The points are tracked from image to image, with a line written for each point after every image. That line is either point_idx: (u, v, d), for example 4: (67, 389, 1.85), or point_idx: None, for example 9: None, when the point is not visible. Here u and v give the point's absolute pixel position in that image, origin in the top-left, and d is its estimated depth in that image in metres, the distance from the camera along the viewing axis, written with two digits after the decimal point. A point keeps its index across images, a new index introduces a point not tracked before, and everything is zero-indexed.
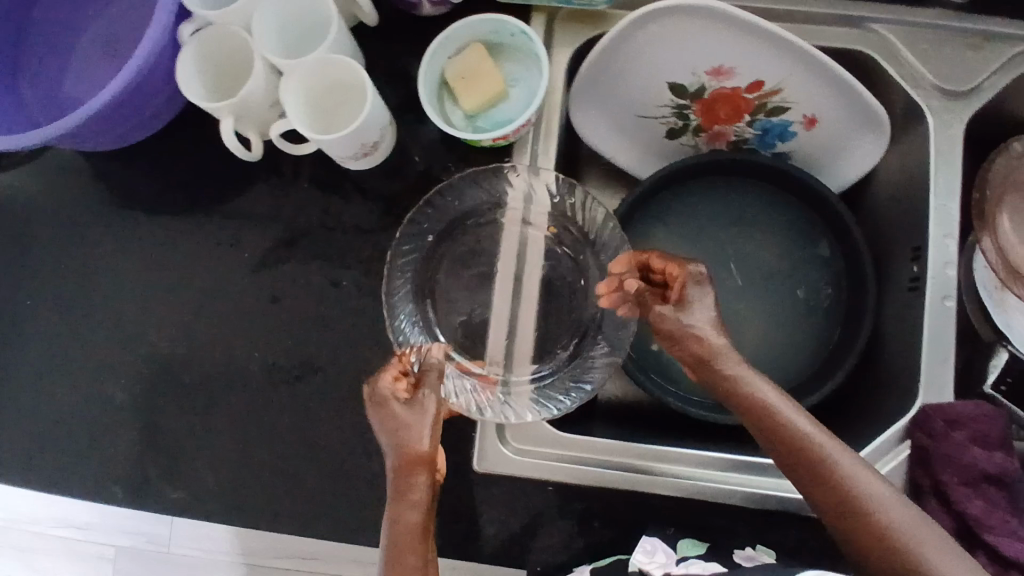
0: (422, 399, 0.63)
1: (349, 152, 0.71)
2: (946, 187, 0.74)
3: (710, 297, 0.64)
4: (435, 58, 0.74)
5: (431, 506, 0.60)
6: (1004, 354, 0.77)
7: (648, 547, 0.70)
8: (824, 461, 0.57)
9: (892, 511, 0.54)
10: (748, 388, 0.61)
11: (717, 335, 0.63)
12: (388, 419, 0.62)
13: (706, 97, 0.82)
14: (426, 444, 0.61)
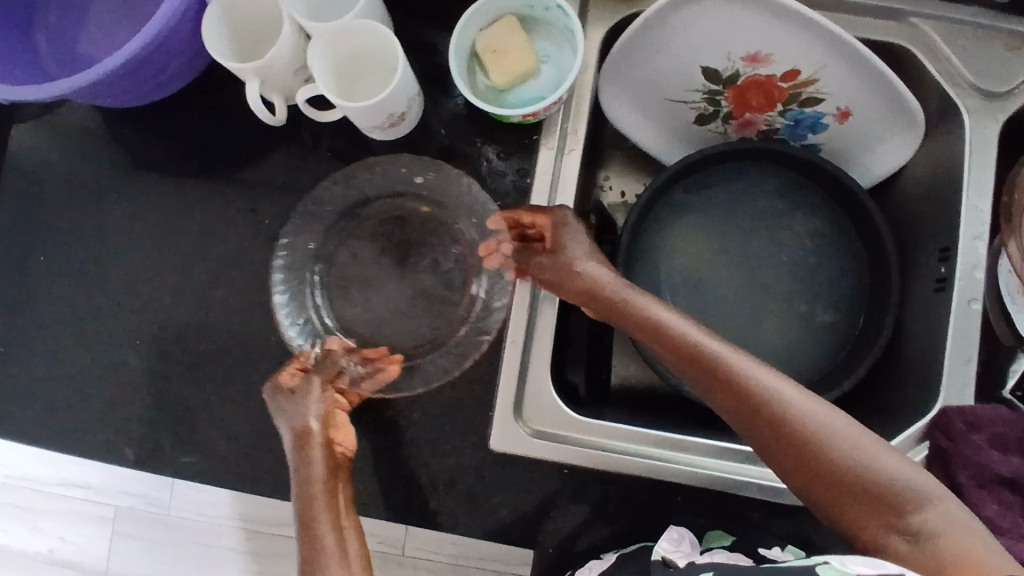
0: (305, 384, 0.69)
1: (376, 122, 0.70)
2: (979, 188, 0.73)
3: (581, 233, 0.71)
4: (467, 29, 0.72)
5: (332, 474, 0.64)
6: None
7: (675, 534, 0.70)
8: (711, 359, 0.62)
9: (780, 388, 0.60)
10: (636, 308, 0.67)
11: (594, 265, 0.69)
12: (284, 410, 0.67)
13: (739, 83, 0.81)
14: (316, 421, 0.66)
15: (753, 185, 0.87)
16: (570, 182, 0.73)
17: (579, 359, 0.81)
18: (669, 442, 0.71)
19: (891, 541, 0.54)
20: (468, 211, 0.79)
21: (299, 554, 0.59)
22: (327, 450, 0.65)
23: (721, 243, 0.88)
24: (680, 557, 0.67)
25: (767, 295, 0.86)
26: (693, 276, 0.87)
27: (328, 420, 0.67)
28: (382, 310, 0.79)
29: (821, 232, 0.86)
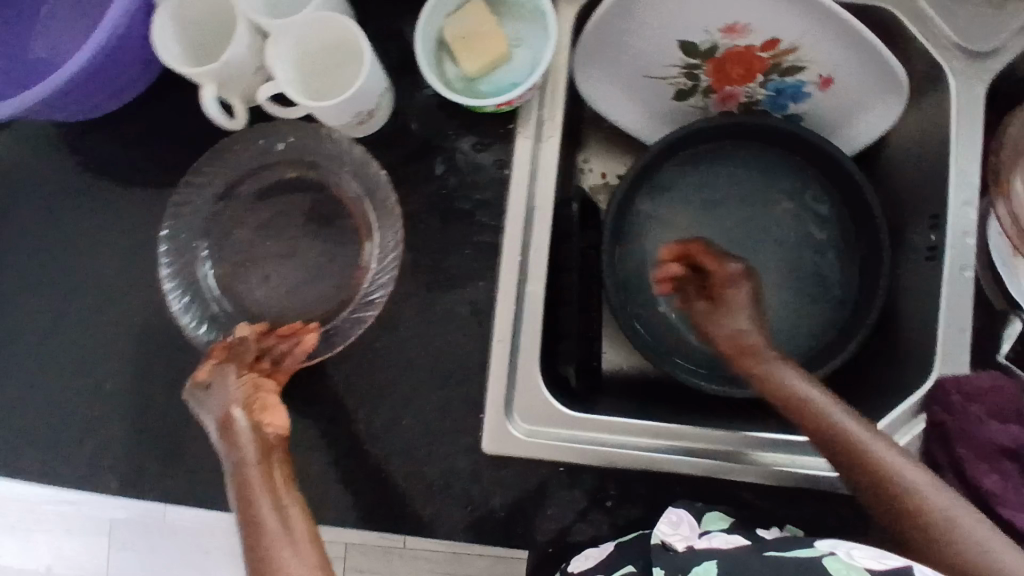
0: (223, 374, 0.62)
1: (343, 121, 0.66)
2: (966, 151, 0.71)
3: (744, 297, 0.69)
4: (433, 16, 0.68)
5: (264, 454, 0.57)
6: (1018, 323, 0.76)
7: (673, 518, 0.66)
8: (819, 416, 0.60)
9: (888, 455, 0.56)
10: (754, 365, 0.66)
11: (750, 327, 0.68)
12: (208, 404, 0.62)
13: (718, 56, 0.78)
14: (239, 404, 0.60)
15: (732, 163, 0.86)
16: (549, 172, 0.71)
17: (571, 353, 0.77)
18: (664, 431, 0.71)
19: None
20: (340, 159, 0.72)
21: (244, 545, 0.53)
22: (255, 432, 0.59)
23: (705, 223, 0.86)
24: (678, 541, 0.64)
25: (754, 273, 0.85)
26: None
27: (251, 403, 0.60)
28: (283, 286, 0.73)
29: (803, 207, 0.85)
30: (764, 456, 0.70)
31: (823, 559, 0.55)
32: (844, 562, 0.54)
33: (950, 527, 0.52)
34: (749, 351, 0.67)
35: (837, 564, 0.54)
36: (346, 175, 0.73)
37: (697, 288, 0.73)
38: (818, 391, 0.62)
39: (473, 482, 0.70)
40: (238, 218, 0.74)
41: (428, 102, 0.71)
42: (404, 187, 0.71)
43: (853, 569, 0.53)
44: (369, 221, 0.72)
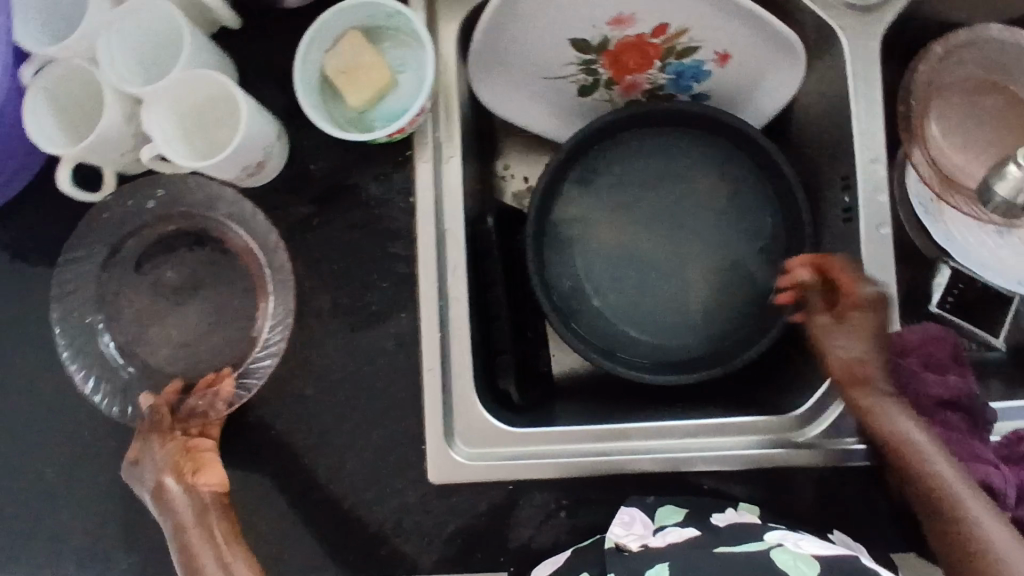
0: (148, 446, 0.65)
1: (231, 174, 0.64)
2: (868, 109, 0.70)
3: (879, 316, 0.67)
4: (309, 55, 0.66)
5: (199, 520, 0.63)
6: (947, 270, 0.79)
7: (625, 518, 0.66)
8: (920, 465, 0.64)
9: (990, 534, 0.60)
10: (866, 400, 0.66)
11: (875, 352, 0.66)
12: (139, 475, 0.65)
13: (611, 49, 0.78)
14: (169, 476, 0.64)
15: (653, 151, 0.84)
16: (454, 194, 0.70)
17: (509, 366, 0.76)
18: (609, 433, 0.71)
19: None
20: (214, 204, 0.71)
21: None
22: (189, 496, 0.64)
23: (634, 214, 0.84)
24: (633, 541, 0.64)
25: (689, 256, 0.82)
26: (614, 254, 0.83)
27: (182, 470, 0.64)
28: (184, 344, 0.71)
29: (729, 183, 0.83)
30: (709, 442, 0.71)
31: (771, 551, 0.61)
32: (791, 552, 0.60)
33: None
34: (860, 380, 0.66)
35: (784, 554, 0.60)
36: (226, 219, 0.71)
37: (821, 298, 0.69)
38: (925, 440, 0.64)
39: (424, 512, 0.69)
40: (133, 289, 0.72)
41: (320, 142, 0.69)
42: (309, 231, 0.70)
43: (800, 558, 0.60)
44: (256, 259, 0.71)
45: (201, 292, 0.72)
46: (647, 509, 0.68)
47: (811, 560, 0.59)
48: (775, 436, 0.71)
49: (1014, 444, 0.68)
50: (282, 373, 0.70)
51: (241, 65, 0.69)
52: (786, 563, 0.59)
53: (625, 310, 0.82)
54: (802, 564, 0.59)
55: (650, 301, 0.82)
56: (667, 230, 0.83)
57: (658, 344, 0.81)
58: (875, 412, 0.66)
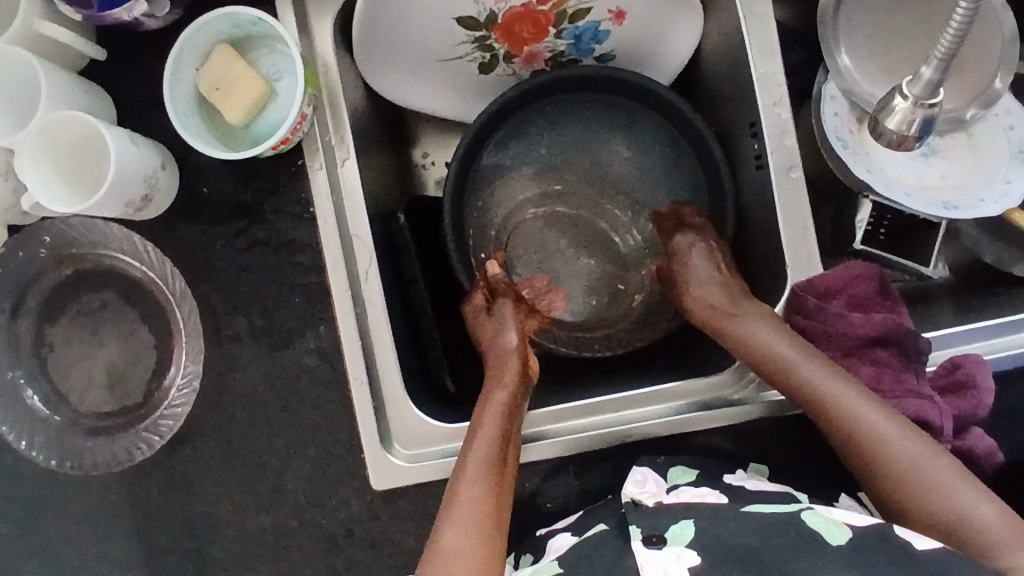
0: (503, 304, 0.73)
1: (115, 213, 0.63)
2: (764, 51, 0.69)
3: (705, 262, 0.74)
4: (180, 76, 0.64)
5: (519, 401, 0.66)
6: (867, 205, 0.77)
7: (637, 478, 0.65)
8: (793, 374, 0.64)
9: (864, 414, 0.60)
10: (695, 299, 0.73)
11: (717, 291, 0.72)
12: (482, 329, 0.73)
13: (501, 22, 0.75)
14: (513, 333, 0.71)
15: (573, 113, 0.80)
16: (354, 196, 0.67)
17: (444, 362, 0.75)
18: (543, 416, 0.71)
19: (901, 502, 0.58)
20: (105, 242, 0.70)
21: (498, 422, 0.63)
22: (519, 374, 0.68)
23: (562, 174, 0.83)
24: (648, 498, 0.63)
25: (615, 202, 0.83)
26: (532, 219, 0.82)
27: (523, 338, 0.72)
28: (102, 387, 0.70)
29: (661, 137, 0.79)
30: (651, 411, 0.71)
31: (801, 513, 0.57)
32: (821, 515, 0.56)
33: (923, 490, 0.56)
34: (717, 315, 0.70)
35: (814, 517, 0.56)
36: (122, 256, 0.70)
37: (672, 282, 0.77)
38: (791, 347, 0.65)
39: (371, 516, 0.70)
40: (50, 343, 0.70)
41: (213, 163, 0.68)
42: (216, 256, 0.69)
43: (832, 522, 0.55)
44: (162, 293, 0.69)
45: (114, 337, 0.70)
46: (658, 469, 0.67)
47: (843, 526, 0.55)
48: (712, 396, 0.71)
49: (951, 372, 0.66)
50: (214, 400, 0.70)
51: (117, 97, 0.68)
52: (819, 525, 0.55)
53: (561, 267, 0.82)
54: (834, 527, 0.55)
55: (577, 252, 0.82)
56: (588, 175, 0.83)
57: (593, 301, 0.81)
58: (738, 334, 0.68)
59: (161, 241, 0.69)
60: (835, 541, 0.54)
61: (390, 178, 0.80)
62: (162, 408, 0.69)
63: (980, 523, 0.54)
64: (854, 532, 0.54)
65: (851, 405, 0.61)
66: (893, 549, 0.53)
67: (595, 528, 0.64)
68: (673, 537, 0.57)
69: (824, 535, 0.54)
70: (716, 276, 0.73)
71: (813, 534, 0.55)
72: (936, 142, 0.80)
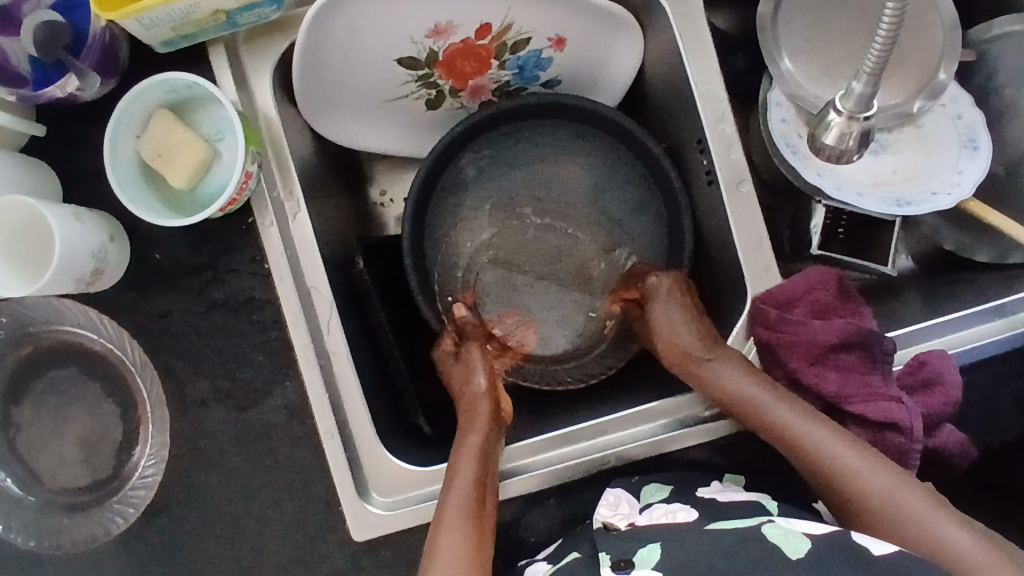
0: (470, 351, 0.74)
1: (66, 290, 0.63)
2: (702, 70, 0.70)
3: (676, 310, 0.72)
4: (119, 146, 0.63)
5: (491, 445, 0.66)
6: (820, 209, 0.77)
7: (611, 500, 0.66)
8: (761, 411, 0.66)
9: (832, 445, 0.62)
10: (662, 341, 0.72)
11: (686, 334, 0.71)
12: (453, 374, 0.73)
13: (442, 59, 0.74)
14: (482, 378, 0.71)
15: (532, 143, 0.80)
16: (309, 248, 0.67)
17: (416, 404, 0.75)
18: (520, 450, 0.71)
19: (872, 525, 0.59)
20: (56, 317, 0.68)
21: (473, 467, 0.63)
22: (493, 419, 0.68)
23: (524, 207, 0.82)
24: (620, 520, 0.64)
25: (581, 227, 0.82)
26: (500, 254, 0.81)
27: (494, 385, 0.72)
28: (70, 463, 0.68)
29: (618, 157, 0.79)
30: (627, 435, 0.70)
31: (762, 526, 0.57)
32: (782, 527, 0.57)
33: (894, 517, 0.58)
34: (684, 359, 0.70)
35: (775, 529, 0.56)
36: (76, 328, 0.68)
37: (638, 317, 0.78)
38: (757, 386, 0.66)
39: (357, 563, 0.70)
40: (12, 424, 0.68)
41: (163, 229, 0.67)
42: (177, 320, 0.68)
43: (792, 533, 0.56)
44: (121, 362, 0.68)
45: (79, 411, 0.69)
46: (632, 489, 0.68)
47: (803, 537, 0.56)
48: (684, 414, 0.71)
49: (916, 370, 0.66)
50: (190, 463, 0.69)
51: (60, 171, 0.67)
52: (779, 537, 0.56)
53: (531, 302, 0.81)
54: (794, 539, 0.55)
55: (548, 285, 0.81)
56: (550, 204, 0.82)
57: (568, 334, 0.80)
58: (704, 376, 0.69)
59: (120, 310, 0.68)
60: (794, 553, 0.54)
61: (349, 224, 0.80)
62: (134, 477, 0.68)
63: (956, 550, 0.55)
64: (813, 542, 0.55)
65: (822, 442, 0.62)
66: (853, 558, 0.53)
67: (569, 557, 0.64)
68: (641, 560, 0.57)
69: (784, 547, 0.55)
70: (689, 321, 0.72)
71: (774, 546, 0.55)
72: (885, 138, 0.80)
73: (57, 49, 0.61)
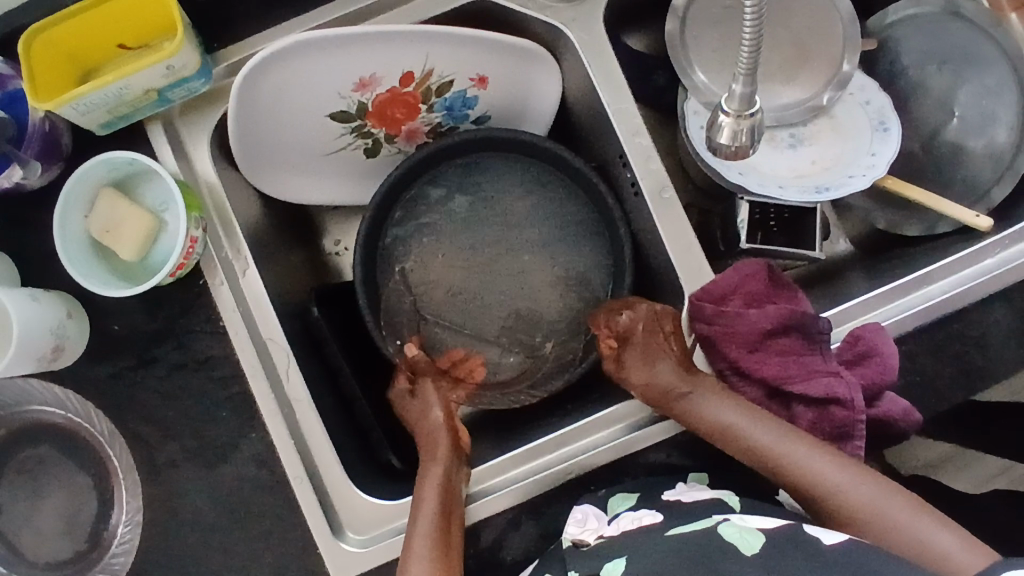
0: (424, 387, 0.76)
1: (28, 368, 0.65)
2: (613, 90, 0.75)
3: (662, 355, 0.71)
4: (69, 224, 0.67)
5: (453, 477, 0.68)
6: (745, 205, 0.80)
7: (578, 517, 0.66)
8: (742, 441, 0.67)
9: (810, 463, 0.63)
10: (639, 380, 0.71)
11: (668, 374, 0.70)
12: (409, 413, 0.76)
13: (372, 109, 0.78)
14: (439, 409, 0.74)
15: (469, 181, 0.84)
16: (262, 302, 0.71)
17: (385, 440, 0.78)
18: (486, 471, 0.74)
19: (852, 530, 0.62)
20: (26, 396, 0.71)
21: (436, 497, 0.66)
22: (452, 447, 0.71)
23: (472, 241, 0.83)
24: (590, 535, 0.64)
25: (525, 252, 0.83)
26: (444, 287, 0.82)
27: (454, 420, 0.74)
28: (50, 537, 0.70)
29: (549, 182, 0.84)
30: (587, 443, 0.73)
31: (718, 527, 0.59)
32: (737, 526, 0.58)
33: (874, 518, 0.60)
34: (665, 398, 0.69)
35: (730, 528, 0.58)
36: (44, 405, 0.71)
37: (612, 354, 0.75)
38: (738, 417, 0.67)
39: None
40: None
41: (119, 300, 0.70)
42: (138, 385, 0.70)
43: (746, 531, 0.57)
44: (91, 433, 0.71)
45: (56, 487, 0.71)
46: (599, 504, 0.68)
47: (757, 532, 0.57)
48: (635, 418, 0.74)
49: (853, 345, 0.69)
50: (159, 528, 0.69)
51: (15, 257, 0.70)
52: (734, 536, 0.57)
53: (476, 331, 0.82)
54: (749, 535, 0.57)
55: (498, 310, 0.82)
56: (495, 235, 0.83)
57: (516, 355, 0.82)
58: (690, 410, 0.68)
59: (81, 382, 0.70)
60: (749, 550, 0.55)
61: (305, 276, 0.83)
62: (111, 542, 0.70)
63: (937, 551, 0.58)
64: (766, 537, 0.57)
65: (798, 460, 0.64)
66: (804, 548, 0.55)
67: None
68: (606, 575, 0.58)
69: (739, 546, 0.56)
70: (666, 353, 0.71)
71: (729, 546, 0.56)
72: (802, 131, 0.85)
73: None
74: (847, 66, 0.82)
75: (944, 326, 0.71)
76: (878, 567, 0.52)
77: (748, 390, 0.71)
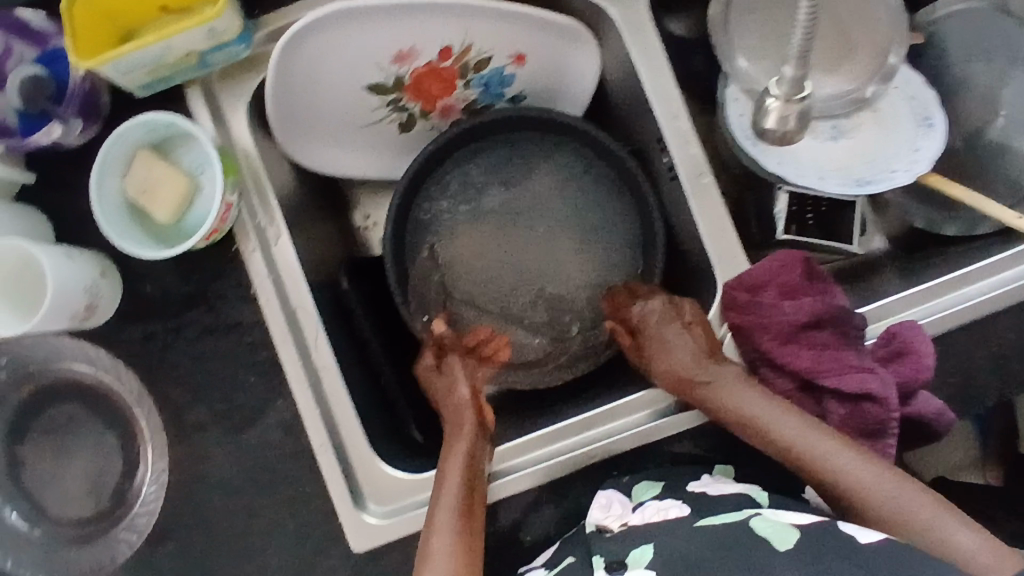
0: (450, 362, 0.75)
1: (62, 325, 0.66)
2: (654, 71, 0.74)
3: (679, 340, 0.70)
4: (106, 185, 0.67)
5: (474, 454, 0.68)
6: (783, 195, 0.79)
7: (603, 501, 0.65)
8: (768, 432, 0.65)
9: (837, 457, 0.62)
10: (659, 368, 0.71)
11: (687, 360, 0.69)
12: (433, 389, 0.74)
13: (409, 83, 0.78)
14: (466, 386, 0.73)
15: (500, 159, 0.83)
16: (293, 272, 0.71)
17: (409, 415, 0.77)
18: (509, 451, 0.73)
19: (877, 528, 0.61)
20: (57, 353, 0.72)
21: (460, 473, 0.65)
22: (478, 424, 0.70)
23: (502, 220, 0.83)
24: (614, 522, 0.64)
25: (554, 232, 0.83)
26: (472, 266, 0.82)
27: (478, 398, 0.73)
28: (78, 493, 0.71)
29: (580, 163, 0.83)
30: (611, 428, 0.73)
31: (750, 520, 0.58)
32: (771, 520, 0.58)
33: (901, 517, 0.59)
34: (686, 385, 0.69)
35: (763, 522, 0.58)
36: (75, 363, 0.72)
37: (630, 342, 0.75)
38: (764, 408, 0.66)
39: None
40: (21, 459, 0.71)
41: (153, 263, 0.71)
42: (168, 348, 0.70)
43: (780, 525, 0.57)
44: (120, 392, 0.71)
45: (85, 443, 0.72)
46: (624, 490, 0.67)
47: (791, 528, 0.57)
48: (662, 405, 0.74)
49: (888, 341, 0.68)
50: (184, 489, 0.69)
51: (54, 216, 0.70)
52: (767, 531, 0.57)
53: (502, 310, 0.81)
54: (782, 530, 0.56)
55: (525, 290, 0.82)
56: (524, 216, 0.83)
57: (541, 336, 0.81)
58: (716, 398, 0.67)
59: (113, 341, 0.70)
60: (783, 545, 0.55)
61: (335, 247, 0.83)
62: (136, 502, 0.70)
63: (964, 552, 0.57)
64: (801, 534, 0.56)
65: (823, 453, 0.63)
66: (838, 546, 0.54)
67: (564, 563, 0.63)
68: (634, 560, 0.59)
69: (773, 540, 0.55)
70: (685, 338, 0.71)
71: (762, 539, 0.56)
72: (843, 124, 0.83)
73: (41, 97, 0.68)
74: (894, 58, 0.80)
75: (981, 327, 0.70)
76: (915, 565, 0.52)
77: (778, 381, 0.70)
